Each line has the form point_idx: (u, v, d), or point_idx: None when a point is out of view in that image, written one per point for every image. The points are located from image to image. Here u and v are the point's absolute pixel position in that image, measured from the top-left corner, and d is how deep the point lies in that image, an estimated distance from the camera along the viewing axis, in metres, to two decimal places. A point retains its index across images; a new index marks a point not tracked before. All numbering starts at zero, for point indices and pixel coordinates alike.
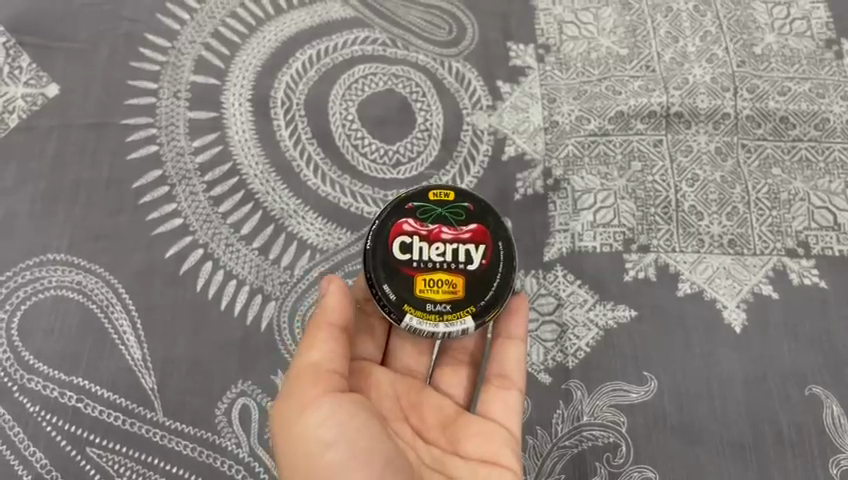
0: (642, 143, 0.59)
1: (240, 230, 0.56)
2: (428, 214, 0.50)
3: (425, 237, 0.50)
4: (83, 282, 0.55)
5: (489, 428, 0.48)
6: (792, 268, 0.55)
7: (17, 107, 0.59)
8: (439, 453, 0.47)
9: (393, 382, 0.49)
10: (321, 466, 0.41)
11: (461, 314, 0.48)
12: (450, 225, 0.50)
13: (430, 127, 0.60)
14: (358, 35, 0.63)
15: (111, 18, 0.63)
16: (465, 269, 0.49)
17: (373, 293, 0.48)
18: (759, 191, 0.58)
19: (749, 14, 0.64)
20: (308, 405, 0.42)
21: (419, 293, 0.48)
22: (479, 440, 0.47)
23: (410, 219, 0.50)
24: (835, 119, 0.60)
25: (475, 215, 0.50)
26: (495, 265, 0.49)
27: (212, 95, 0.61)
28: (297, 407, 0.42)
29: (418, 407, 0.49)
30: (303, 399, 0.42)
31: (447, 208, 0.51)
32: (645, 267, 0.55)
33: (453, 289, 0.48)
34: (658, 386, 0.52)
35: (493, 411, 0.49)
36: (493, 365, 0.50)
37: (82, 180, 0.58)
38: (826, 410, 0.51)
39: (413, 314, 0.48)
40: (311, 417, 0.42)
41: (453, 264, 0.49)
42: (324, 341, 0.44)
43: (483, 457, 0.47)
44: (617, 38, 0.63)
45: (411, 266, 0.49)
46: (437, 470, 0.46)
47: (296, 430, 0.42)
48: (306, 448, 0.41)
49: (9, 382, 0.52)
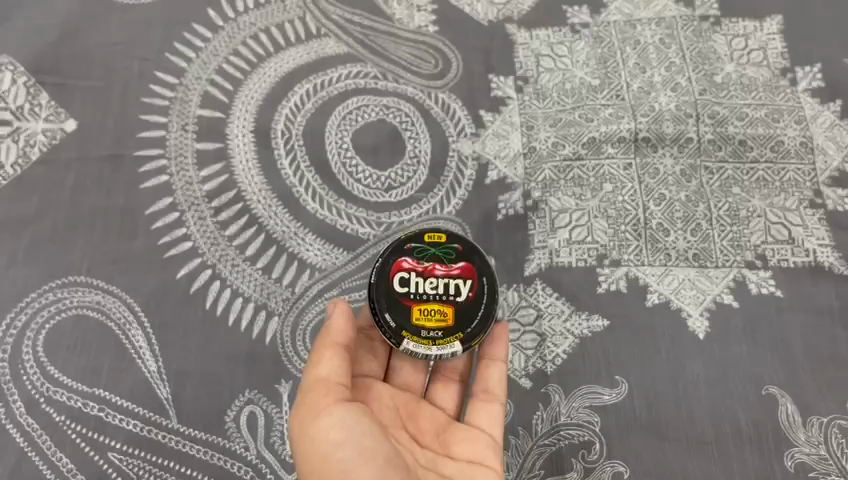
0: (613, 167, 0.64)
1: (245, 252, 0.61)
2: (424, 254, 0.56)
3: (421, 273, 0.55)
4: (102, 301, 0.60)
5: (475, 436, 0.53)
6: (750, 279, 0.61)
7: (38, 141, 0.65)
8: (432, 454, 0.52)
9: (392, 394, 0.54)
10: (332, 463, 0.46)
11: (451, 339, 0.53)
12: (443, 263, 0.55)
13: (418, 154, 0.65)
14: (352, 70, 0.68)
15: (124, 57, 0.68)
16: (455, 300, 0.54)
17: (376, 320, 0.54)
18: (721, 208, 0.63)
19: (710, 46, 0.69)
20: (320, 411, 0.47)
21: (415, 321, 0.53)
22: (467, 444, 0.52)
23: (408, 257, 0.55)
24: (789, 142, 0.65)
25: (464, 255, 0.56)
26: (480, 299, 0.55)
27: (218, 127, 0.66)
28: (309, 414, 0.47)
29: (414, 417, 0.54)
30: (314, 407, 0.47)
31: (441, 248, 0.56)
32: (616, 280, 0.60)
33: (444, 317, 0.54)
34: (628, 388, 0.57)
35: (478, 420, 0.53)
36: (478, 382, 0.54)
37: (99, 207, 0.63)
38: (781, 407, 0.56)
39: (409, 339, 0.53)
40: (322, 421, 0.47)
41: (445, 296, 0.54)
42: (333, 354, 0.49)
43: (470, 458, 0.51)
44: (589, 69, 0.68)
45: (407, 297, 0.54)
46: (431, 470, 0.51)
47: (309, 433, 0.47)
48: (318, 448, 0.46)
49: (36, 394, 0.57)
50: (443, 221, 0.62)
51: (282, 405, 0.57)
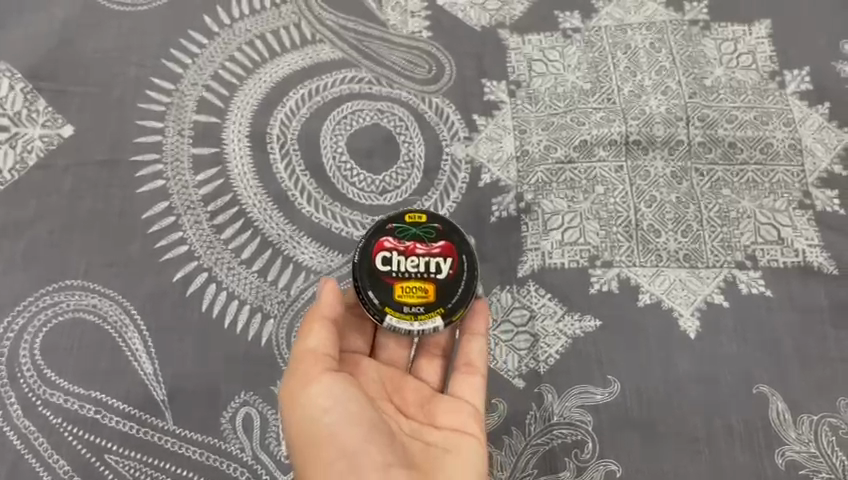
0: (604, 169, 0.65)
1: (241, 255, 0.62)
2: (405, 233, 0.56)
3: (402, 252, 0.56)
4: (99, 305, 0.60)
5: (458, 406, 0.54)
6: (741, 280, 0.61)
7: (36, 147, 0.65)
8: (418, 424, 0.53)
9: (378, 368, 0.55)
10: (320, 428, 0.48)
11: (432, 314, 0.54)
12: (424, 242, 0.56)
13: (412, 158, 0.66)
14: (346, 75, 0.69)
15: (120, 63, 0.69)
16: (435, 277, 0.55)
17: (359, 297, 0.54)
18: (711, 210, 0.64)
19: (699, 50, 0.70)
20: (310, 379, 0.49)
21: (398, 298, 0.54)
22: (450, 414, 0.53)
23: (390, 237, 0.56)
24: (778, 144, 0.66)
25: (443, 233, 0.56)
26: (460, 274, 0.55)
27: (214, 132, 0.67)
28: (299, 384, 0.49)
29: (399, 390, 0.55)
30: (304, 375, 0.49)
31: (421, 228, 0.57)
32: (608, 281, 0.61)
33: (425, 294, 0.54)
34: (620, 388, 0.58)
35: (460, 391, 0.54)
36: (459, 355, 0.55)
37: (97, 212, 0.63)
38: (772, 406, 0.57)
39: (392, 315, 0.54)
40: (312, 388, 0.49)
41: (426, 273, 0.55)
42: (322, 326, 0.51)
43: (453, 427, 0.53)
44: (581, 74, 0.69)
45: (388, 275, 0.55)
46: (416, 438, 0.52)
47: (299, 402, 0.49)
48: (308, 415, 0.48)
49: (33, 396, 0.57)
50: None
51: (277, 406, 0.57)
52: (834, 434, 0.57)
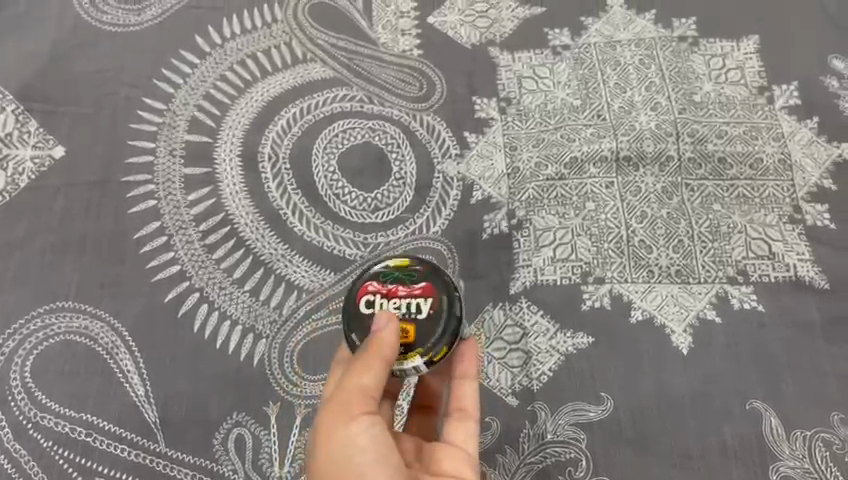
0: (595, 185, 0.65)
1: (233, 274, 0.62)
2: (389, 277, 0.55)
3: (385, 294, 0.54)
4: (90, 326, 0.60)
5: (453, 452, 0.52)
6: (733, 295, 0.61)
7: (27, 168, 0.65)
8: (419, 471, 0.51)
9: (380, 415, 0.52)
10: (350, 465, 0.46)
11: (411, 355, 0.51)
12: (406, 284, 0.54)
13: (404, 176, 0.66)
14: (338, 94, 0.69)
15: (112, 84, 0.69)
16: (415, 318, 0.52)
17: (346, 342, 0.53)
18: (702, 225, 0.64)
19: (688, 66, 0.71)
20: (351, 417, 0.47)
21: None
22: (450, 459, 0.51)
23: (374, 281, 0.55)
24: (768, 159, 0.66)
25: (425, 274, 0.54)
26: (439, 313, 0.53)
27: (205, 152, 0.67)
28: (339, 417, 0.47)
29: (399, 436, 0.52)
30: (345, 410, 0.47)
31: (404, 272, 0.55)
32: (600, 297, 0.61)
33: (404, 334, 0.52)
34: (614, 405, 0.58)
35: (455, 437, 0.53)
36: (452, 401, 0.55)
37: (87, 232, 0.63)
38: (765, 421, 0.57)
39: None
40: (351, 426, 0.46)
41: (406, 314, 0.53)
42: (377, 363, 0.48)
43: (453, 473, 0.51)
44: (571, 90, 0.70)
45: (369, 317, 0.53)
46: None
47: (336, 434, 0.46)
48: (341, 450, 0.46)
49: (24, 420, 0.57)
50: (429, 242, 0.63)
51: (270, 427, 0.57)
52: (828, 450, 0.57)
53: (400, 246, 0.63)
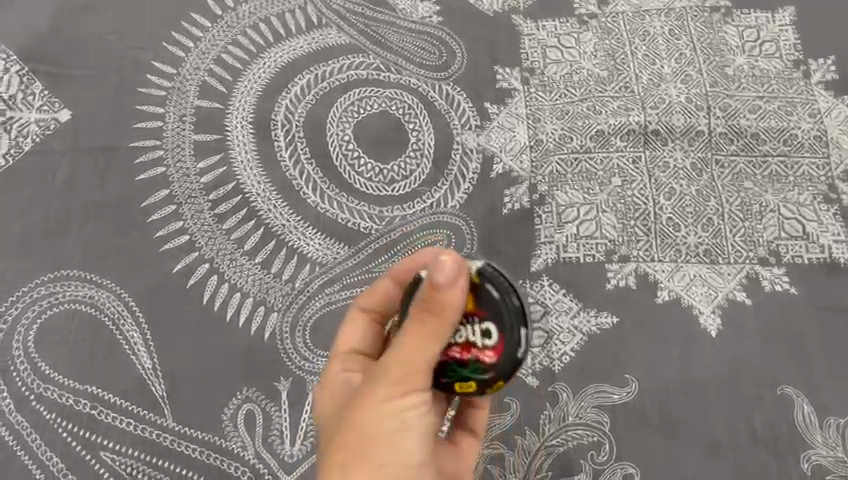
0: (621, 160, 0.62)
1: (243, 246, 0.60)
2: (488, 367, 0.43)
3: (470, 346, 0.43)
4: (95, 295, 0.58)
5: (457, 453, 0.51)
6: (763, 276, 0.59)
7: (31, 131, 0.63)
8: None
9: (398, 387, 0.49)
10: (382, 434, 0.41)
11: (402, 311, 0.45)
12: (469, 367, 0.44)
13: (421, 146, 0.63)
14: (354, 61, 0.67)
15: (119, 45, 0.67)
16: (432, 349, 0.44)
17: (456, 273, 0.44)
18: (733, 203, 0.61)
19: (721, 37, 0.68)
20: (406, 388, 0.41)
21: None
22: None
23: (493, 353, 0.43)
24: (803, 135, 0.63)
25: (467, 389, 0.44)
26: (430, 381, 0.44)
27: (216, 119, 0.64)
28: (390, 384, 0.41)
29: None
30: (399, 378, 0.41)
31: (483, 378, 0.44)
32: (625, 276, 0.59)
33: None
34: (638, 387, 0.55)
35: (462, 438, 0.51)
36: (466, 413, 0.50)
37: (92, 199, 0.61)
38: (797, 408, 0.55)
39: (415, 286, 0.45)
40: (399, 400, 0.41)
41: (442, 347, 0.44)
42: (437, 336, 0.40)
43: None
44: (597, 61, 0.67)
45: (473, 317, 0.43)
46: None
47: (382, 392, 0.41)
48: (381, 411, 0.41)
49: (27, 391, 0.56)
50: (447, 216, 0.61)
51: (281, 403, 0.55)
52: None
53: (419, 218, 0.61)
